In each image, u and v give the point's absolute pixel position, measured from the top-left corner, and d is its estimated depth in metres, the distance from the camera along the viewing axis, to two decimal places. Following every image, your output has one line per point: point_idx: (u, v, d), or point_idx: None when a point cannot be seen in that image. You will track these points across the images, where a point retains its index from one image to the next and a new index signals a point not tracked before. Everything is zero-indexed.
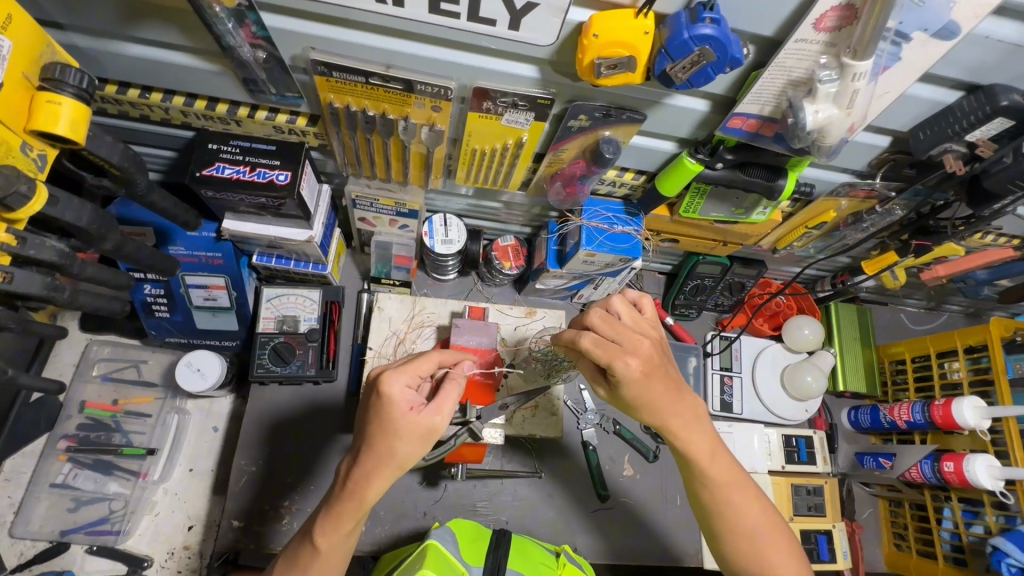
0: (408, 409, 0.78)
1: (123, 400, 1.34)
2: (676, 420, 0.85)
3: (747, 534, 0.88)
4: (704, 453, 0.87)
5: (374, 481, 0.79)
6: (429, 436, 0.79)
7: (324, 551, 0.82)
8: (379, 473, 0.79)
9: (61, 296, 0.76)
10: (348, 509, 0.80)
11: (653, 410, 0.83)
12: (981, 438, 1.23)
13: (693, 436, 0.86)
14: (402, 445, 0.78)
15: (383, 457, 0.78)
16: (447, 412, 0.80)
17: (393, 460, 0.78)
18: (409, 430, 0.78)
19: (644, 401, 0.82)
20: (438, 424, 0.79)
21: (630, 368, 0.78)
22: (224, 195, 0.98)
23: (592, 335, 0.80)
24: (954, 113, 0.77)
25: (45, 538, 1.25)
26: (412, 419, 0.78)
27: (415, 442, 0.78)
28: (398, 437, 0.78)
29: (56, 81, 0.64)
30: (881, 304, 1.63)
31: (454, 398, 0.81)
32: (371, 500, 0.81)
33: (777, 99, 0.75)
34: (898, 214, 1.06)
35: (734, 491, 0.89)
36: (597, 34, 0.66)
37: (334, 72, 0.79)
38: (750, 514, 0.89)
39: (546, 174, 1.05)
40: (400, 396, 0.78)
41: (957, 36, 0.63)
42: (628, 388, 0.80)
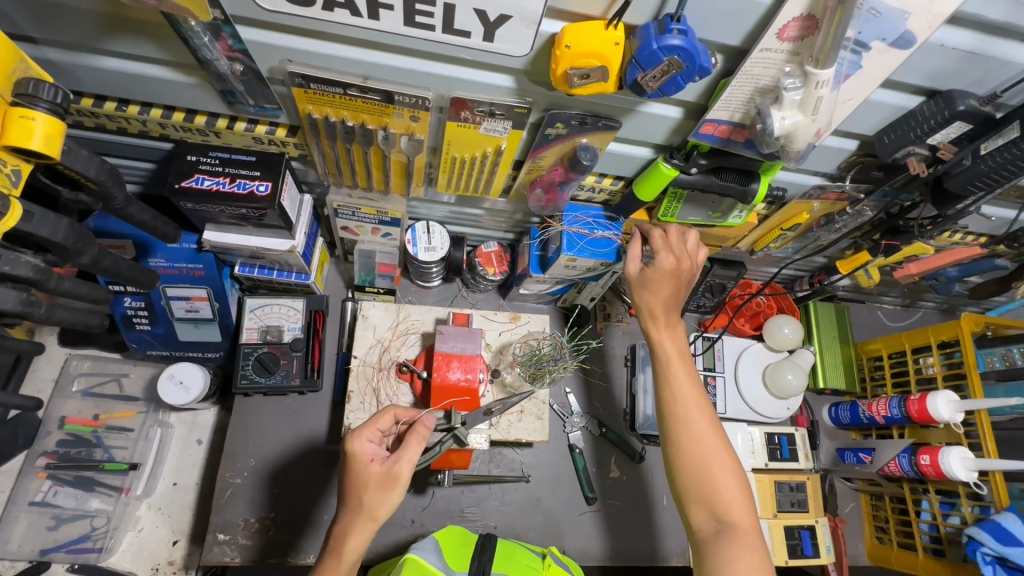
0: (369, 460, 0.83)
1: (104, 415, 1.32)
2: (657, 315, 0.95)
3: (695, 445, 0.87)
4: (673, 354, 0.93)
5: (349, 533, 0.81)
6: (391, 483, 0.82)
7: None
8: (353, 528, 0.81)
9: (38, 312, 0.75)
10: (329, 561, 0.81)
11: (647, 296, 0.96)
12: (955, 430, 1.26)
13: (667, 335, 0.95)
14: (368, 495, 0.82)
15: (353, 507, 0.82)
16: (409, 457, 0.83)
17: (361, 510, 0.81)
18: (371, 479, 0.82)
19: (647, 289, 0.95)
20: (400, 470, 0.82)
21: (667, 258, 0.94)
22: (203, 207, 0.97)
23: (662, 233, 0.98)
24: (916, 117, 0.80)
25: (24, 558, 1.22)
26: (374, 468, 0.83)
27: (379, 491, 0.82)
28: (363, 489, 0.82)
29: (30, 96, 0.64)
30: (858, 302, 1.67)
31: (416, 450, 0.84)
32: (349, 557, 0.81)
33: (747, 106, 0.77)
34: (868, 214, 1.09)
35: (691, 395, 0.90)
36: (569, 46, 0.68)
37: (311, 84, 0.80)
38: (701, 423, 0.89)
39: (526, 181, 1.06)
40: (362, 448, 0.84)
41: (914, 45, 0.66)
42: (655, 275, 0.94)
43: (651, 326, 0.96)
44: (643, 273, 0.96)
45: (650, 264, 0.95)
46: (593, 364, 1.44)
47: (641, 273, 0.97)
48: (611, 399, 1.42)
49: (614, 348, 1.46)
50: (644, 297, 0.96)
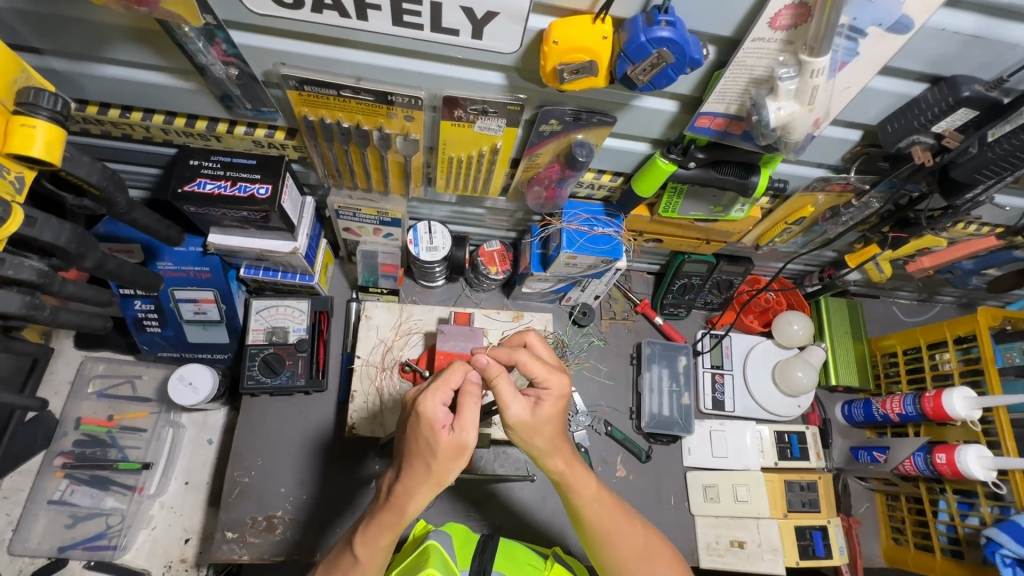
0: (439, 426, 0.74)
1: (118, 416, 1.36)
2: (563, 450, 0.85)
3: (637, 561, 0.89)
4: (587, 485, 0.88)
5: (415, 495, 0.78)
6: (459, 453, 0.75)
7: (365, 560, 0.81)
8: (419, 492, 0.78)
9: (43, 314, 0.76)
10: (388, 521, 0.80)
11: (542, 433, 0.82)
12: (973, 428, 1.22)
13: (575, 467, 0.87)
14: (436, 464, 0.76)
15: (420, 471, 0.77)
16: (473, 423, 0.75)
17: (429, 476, 0.77)
18: (440, 447, 0.75)
19: (546, 428, 0.82)
20: (467, 439, 0.75)
21: (557, 387, 0.83)
22: (206, 210, 0.99)
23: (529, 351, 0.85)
24: (919, 105, 0.78)
25: (43, 555, 1.26)
26: (443, 436, 0.75)
27: (448, 461, 0.76)
28: (432, 456, 0.76)
29: (30, 105, 0.66)
30: (872, 297, 1.63)
31: (479, 411, 0.76)
32: (411, 514, 0.80)
33: (742, 97, 0.76)
34: (876, 206, 1.06)
35: (618, 516, 0.90)
36: (556, 41, 0.67)
37: (306, 86, 0.81)
38: (635, 539, 0.90)
39: (524, 178, 1.05)
40: (433, 412, 0.75)
41: (912, 30, 0.64)
42: (551, 408, 0.82)
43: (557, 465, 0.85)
44: (537, 411, 0.81)
45: (541, 399, 0.82)
46: (598, 362, 1.43)
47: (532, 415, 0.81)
48: (617, 397, 1.42)
49: (619, 346, 1.46)
50: (537, 438, 0.82)
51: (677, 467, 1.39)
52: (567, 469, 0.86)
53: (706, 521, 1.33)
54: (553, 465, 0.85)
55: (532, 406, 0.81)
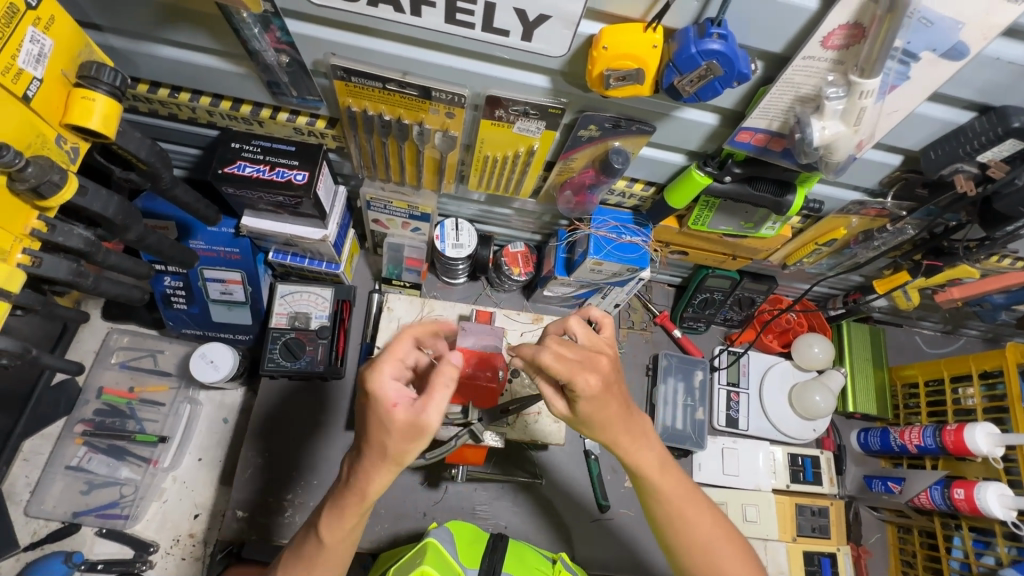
0: (391, 405, 0.67)
1: (138, 388, 1.38)
2: (626, 433, 0.78)
3: (704, 544, 0.85)
4: (655, 468, 0.83)
5: (373, 477, 0.70)
6: (417, 435, 0.67)
7: (328, 543, 0.76)
8: (375, 472, 0.70)
9: (88, 283, 0.77)
10: (350, 502, 0.74)
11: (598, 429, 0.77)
12: (994, 466, 1.20)
13: (643, 450, 0.81)
14: (391, 443, 0.68)
15: (376, 450, 0.69)
16: (437, 406, 0.67)
17: (386, 456, 0.69)
18: (395, 426, 0.67)
19: (599, 423, 0.77)
20: (427, 420, 0.66)
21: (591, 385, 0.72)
22: (243, 192, 1.01)
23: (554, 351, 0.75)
24: (966, 133, 0.77)
25: (58, 518, 1.28)
26: (398, 415, 0.67)
27: (405, 441, 0.67)
28: (386, 434, 0.68)
29: (92, 79, 0.68)
30: (895, 325, 1.60)
31: (449, 393, 0.67)
32: (371, 496, 0.73)
33: (786, 114, 0.76)
34: (910, 233, 1.05)
35: (684, 494, 0.85)
36: (606, 47, 0.68)
37: (352, 77, 0.82)
38: (700, 524, 0.85)
39: (556, 182, 1.06)
40: (384, 389, 0.68)
41: (967, 57, 0.63)
42: (591, 408, 0.74)
43: (625, 447, 0.81)
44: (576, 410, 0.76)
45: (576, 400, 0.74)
46: None
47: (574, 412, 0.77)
48: None
49: (635, 356, 1.46)
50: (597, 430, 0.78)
51: None
52: (633, 451, 0.81)
53: None
54: (617, 447, 0.81)
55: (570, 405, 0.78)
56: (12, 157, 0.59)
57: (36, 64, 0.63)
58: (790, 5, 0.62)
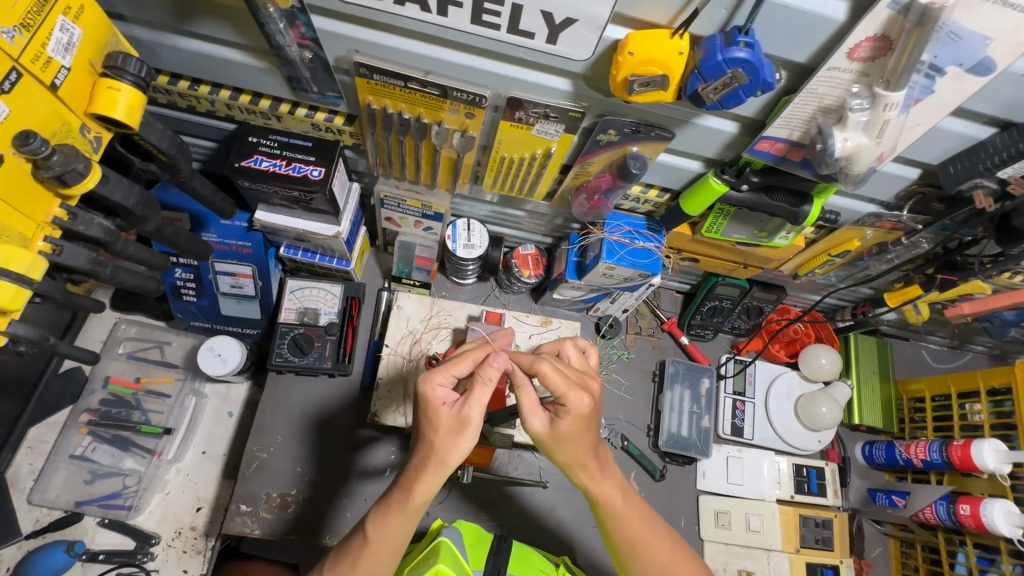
0: (441, 403, 0.75)
1: (145, 379, 1.38)
2: (589, 467, 0.83)
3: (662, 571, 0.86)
4: (616, 498, 0.86)
5: (420, 478, 0.76)
6: (461, 429, 0.75)
7: (374, 541, 0.78)
8: (424, 474, 0.76)
9: (106, 272, 0.78)
10: (395, 501, 0.78)
11: (567, 449, 0.81)
12: (1000, 482, 1.19)
13: (603, 481, 0.85)
14: (439, 440, 0.75)
15: (424, 451, 0.76)
16: (477, 402, 0.76)
17: (433, 456, 0.76)
18: (442, 424, 0.75)
19: (567, 443, 0.80)
20: (470, 415, 0.75)
21: (579, 403, 0.78)
22: (259, 186, 1.01)
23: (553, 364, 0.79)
24: (986, 149, 0.77)
25: (60, 507, 1.28)
26: (446, 413, 0.75)
27: (450, 438, 0.75)
28: (433, 433, 0.76)
29: (117, 69, 0.68)
30: (902, 338, 1.60)
31: (487, 393, 0.76)
32: (418, 498, 0.77)
33: (807, 124, 0.76)
34: (925, 247, 1.05)
35: (643, 523, 0.88)
36: (631, 52, 0.68)
37: (374, 75, 0.82)
38: (659, 551, 0.87)
39: (571, 186, 1.07)
40: (433, 390, 0.75)
41: (993, 72, 0.64)
42: (569, 427, 0.79)
43: (585, 476, 0.84)
44: (555, 426, 0.79)
45: (559, 415, 0.79)
46: (621, 375, 1.43)
47: (552, 428, 0.80)
48: (636, 413, 1.41)
49: (642, 361, 1.46)
50: (563, 450, 0.81)
51: (690, 489, 1.37)
52: (593, 480, 0.85)
53: (716, 548, 1.32)
54: (579, 476, 0.85)
55: (550, 420, 0.80)
56: (38, 144, 0.60)
57: (65, 52, 0.63)
58: (819, 15, 0.62)
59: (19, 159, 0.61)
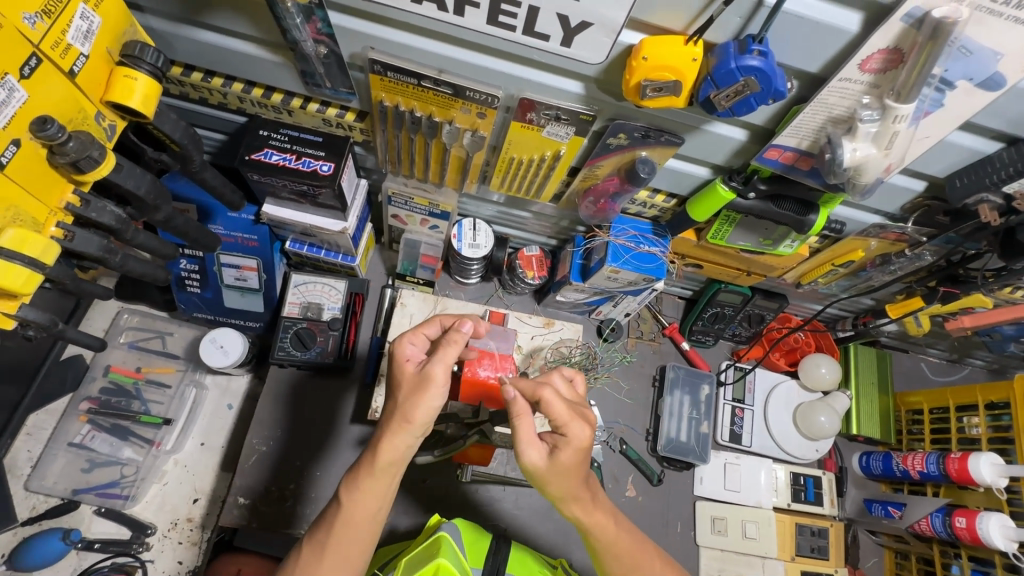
0: (406, 360, 0.80)
1: (146, 369, 1.38)
2: (582, 497, 0.83)
3: None
4: (609, 527, 0.86)
5: (384, 437, 0.76)
6: (423, 384, 0.76)
7: (347, 505, 0.77)
8: (389, 433, 0.76)
9: (116, 260, 0.78)
10: (365, 464, 0.77)
11: (563, 481, 0.81)
12: (997, 496, 1.20)
13: (596, 512, 0.85)
14: (403, 397, 0.77)
15: (390, 412, 0.78)
16: (441, 359, 0.77)
17: (396, 415, 0.76)
18: (406, 380, 0.78)
19: (562, 476, 0.80)
20: (432, 370, 0.76)
21: (580, 435, 0.79)
22: (268, 179, 1.02)
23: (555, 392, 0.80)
24: (993, 164, 0.78)
25: (57, 495, 1.28)
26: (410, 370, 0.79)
27: (412, 394, 0.76)
28: (399, 390, 0.78)
29: (135, 58, 0.69)
30: (901, 350, 1.61)
31: (452, 351, 0.77)
32: (385, 459, 0.76)
33: (817, 134, 0.77)
34: (928, 259, 1.05)
35: (636, 552, 0.88)
36: (646, 57, 0.69)
37: (388, 72, 0.83)
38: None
39: (579, 188, 1.07)
40: (403, 349, 0.82)
41: (1003, 88, 0.64)
42: (568, 458, 0.79)
43: (579, 508, 0.84)
44: (553, 458, 0.79)
45: (559, 446, 0.79)
46: (621, 379, 1.44)
47: (549, 463, 0.79)
48: (635, 417, 1.42)
49: (643, 365, 1.46)
50: (557, 484, 0.81)
51: (686, 494, 1.38)
52: (585, 513, 0.85)
53: (711, 553, 1.32)
54: (573, 509, 0.84)
55: (548, 452, 0.80)
56: (55, 130, 0.60)
57: (84, 40, 0.63)
58: (833, 26, 0.63)
59: (36, 144, 0.61)
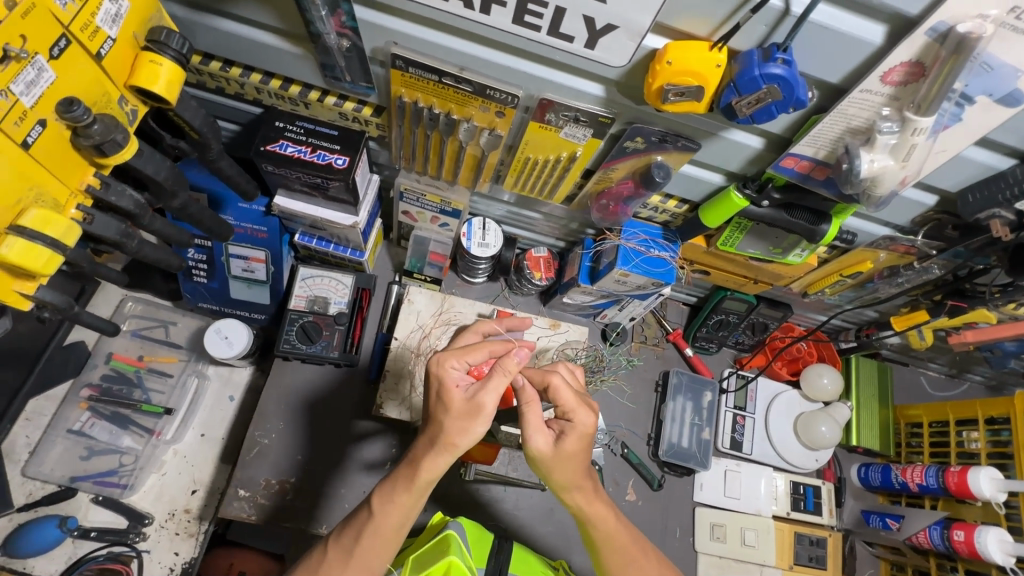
0: (453, 386, 0.78)
1: (148, 358, 1.37)
2: (585, 487, 0.83)
3: None
4: (608, 518, 0.87)
5: (427, 457, 0.76)
6: (474, 414, 0.75)
7: (379, 515, 0.77)
8: (431, 455, 0.76)
9: (132, 245, 0.78)
10: (402, 477, 0.78)
11: (565, 468, 0.81)
12: (995, 510, 1.21)
13: (596, 503, 0.86)
14: (449, 422, 0.76)
15: (433, 431, 0.77)
16: (493, 388, 0.76)
17: (440, 436, 0.76)
18: (454, 407, 0.76)
19: (567, 463, 0.80)
20: (483, 401, 0.75)
21: (585, 421, 0.81)
22: (282, 170, 1.02)
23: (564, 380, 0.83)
24: (1006, 179, 0.79)
25: (54, 482, 1.27)
26: (456, 395, 0.77)
27: (460, 421, 0.76)
28: (445, 414, 0.77)
29: (160, 44, 0.69)
30: (902, 363, 1.62)
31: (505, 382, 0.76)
32: (426, 477, 0.77)
33: (834, 144, 0.77)
34: (936, 272, 1.07)
35: (633, 547, 0.88)
36: (670, 62, 0.69)
37: (409, 68, 0.83)
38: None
39: (592, 191, 1.08)
40: (447, 373, 0.79)
41: (1021, 104, 0.65)
42: (572, 445, 0.80)
43: (580, 498, 0.84)
44: (559, 444, 0.80)
45: (564, 432, 0.80)
46: (624, 384, 1.44)
47: (555, 448, 0.80)
48: (637, 421, 1.42)
49: (646, 370, 1.47)
50: (559, 471, 0.81)
51: (686, 500, 1.38)
52: (585, 504, 0.85)
53: (709, 559, 1.33)
54: (573, 499, 0.85)
55: (554, 438, 0.80)
56: (81, 112, 0.61)
57: (112, 23, 0.63)
58: (856, 37, 0.64)
59: (60, 125, 0.62)
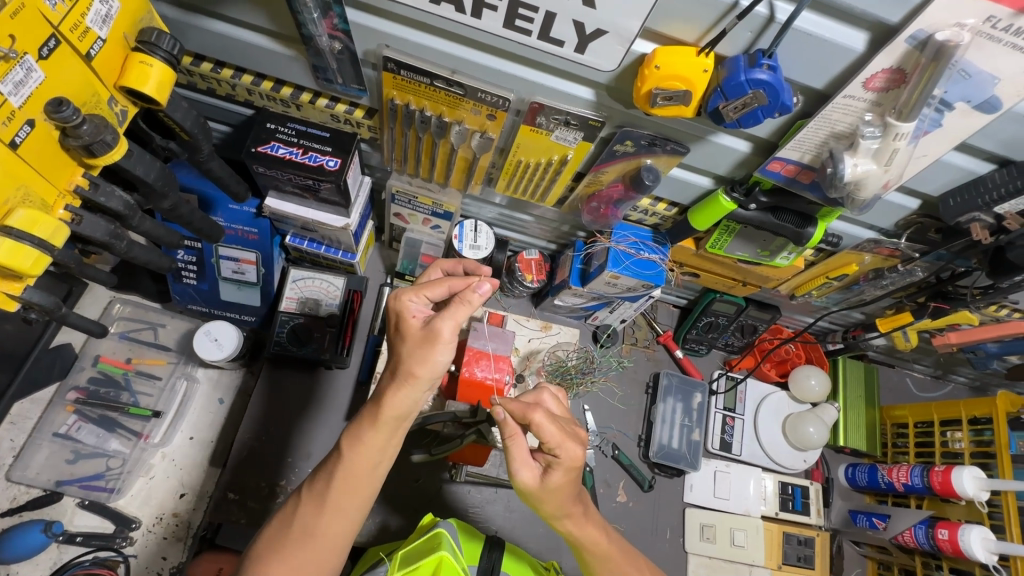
0: (411, 315, 0.77)
1: (136, 360, 1.36)
2: (574, 512, 0.83)
3: None
4: (600, 534, 0.87)
5: (389, 391, 0.75)
6: (431, 342, 0.74)
7: (350, 458, 0.76)
8: (393, 386, 0.75)
9: (121, 246, 0.79)
10: (368, 416, 0.77)
11: (552, 499, 0.80)
12: (978, 508, 1.23)
13: (586, 525, 0.86)
14: (407, 351, 0.75)
15: (394, 364, 0.76)
16: (449, 317, 0.74)
17: (401, 367, 0.75)
18: (412, 336, 0.76)
19: (553, 494, 0.79)
20: (440, 328, 0.74)
21: (571, 453, 0.78)
22: (273, 172, 1.02)
23: (547, 413, 0.78)
24: (985, 184, 0.81)
25: (39, 486, 1.25)
26: (415, 325, 0.77)
27: (416, 349, 0.75)
28: (403, 345, 0.76)
29: (151, 44, 0.69)
30: (888, 365, 1.65)
31: (461, 311, 0.74)
32: (388, 410, 0.76)
33: (819, 149, 0.79)
34: (919, 275, 1.10)
35: (619, 557, 0.88)
36: (658, 66, 0.70)
37: (401, 70, 0.83)
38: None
39: (583, 194, 1.09)
40: (405, 304, 0.79)
41: (999, 110, 0.67)
42: (559, 478, 0.78)
43: (569, 523, 0.84)
44: (544, 479, 0.78)
45: (550, 467, 0.78)
46: (615, 385, 1.45)
47: (541, 484, 0.78)
48: (628, 422, 1.43)
49: (636, 372, 1.48)
50: (546, 502, 0.80)
51: (676, 502, 1.39)
52: (575, 527, 0.85)
53: (699, 560, 1.34)
54: (564, 526, 0.85)
55: (540, 472, 0.79)
56: (70, 113, 0.61)
57: (102, 24, 0.64)
58: (838, 45, 0.65)
59: (49, 125, 0.62)
